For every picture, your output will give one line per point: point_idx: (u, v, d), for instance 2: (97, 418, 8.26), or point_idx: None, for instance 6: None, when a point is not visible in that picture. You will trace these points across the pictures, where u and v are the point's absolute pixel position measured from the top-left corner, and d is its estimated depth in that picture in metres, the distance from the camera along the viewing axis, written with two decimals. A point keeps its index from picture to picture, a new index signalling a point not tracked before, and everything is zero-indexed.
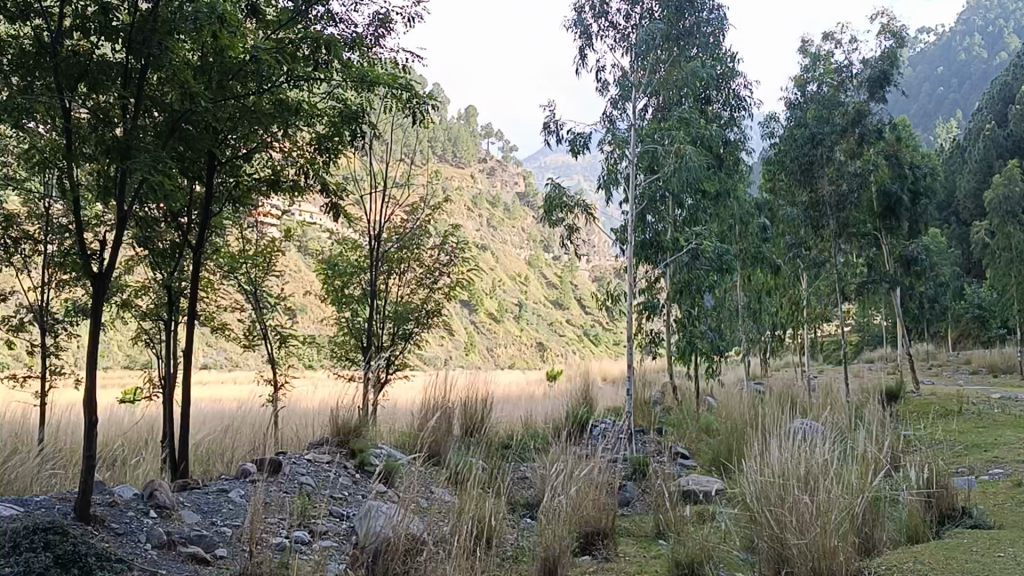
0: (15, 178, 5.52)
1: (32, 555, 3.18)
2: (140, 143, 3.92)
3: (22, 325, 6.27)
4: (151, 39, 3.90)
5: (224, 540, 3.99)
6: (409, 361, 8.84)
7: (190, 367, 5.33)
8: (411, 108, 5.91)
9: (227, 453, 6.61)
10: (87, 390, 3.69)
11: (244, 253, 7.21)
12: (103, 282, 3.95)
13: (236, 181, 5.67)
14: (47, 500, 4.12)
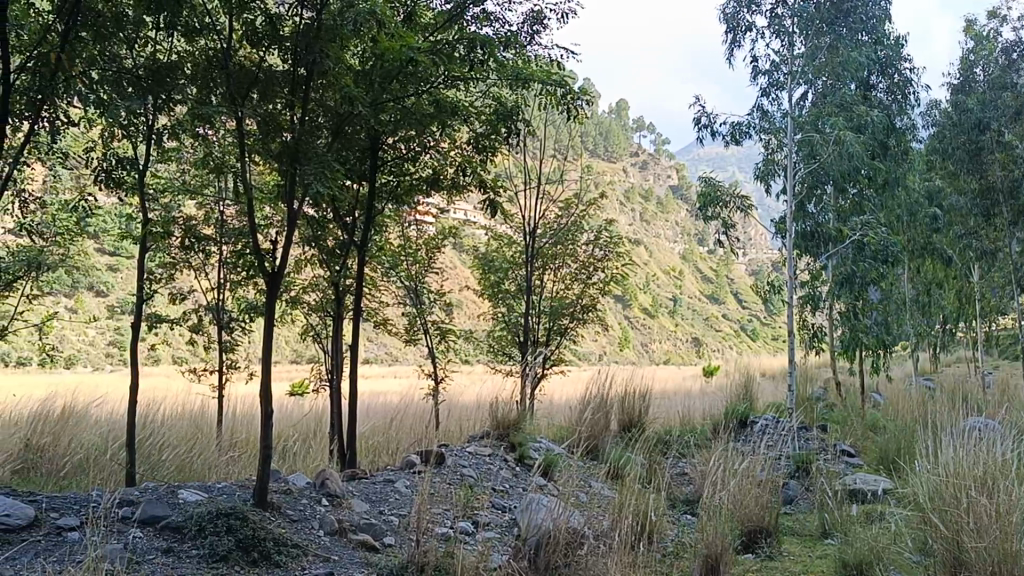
0: (192, 183, 5.81)
1: (217, 539, 3.41)
2: (308, 147, 4.07)
3: (200, 322, 6.61)
4: (314, 45, 4.03)
5: (392, 529, 4.11)
6: (565, 356, 8.88)
7: (356, 362, 5.50)
8: (566, 103, 5.93)
9: (391, 445, 6.80)
10: (263, 384, 3.86)
11: (404, 250, 7.40)
12: (276, 282, 4.13)
13: (398, 180, 5.83)
14: (227, 487, 4.33)
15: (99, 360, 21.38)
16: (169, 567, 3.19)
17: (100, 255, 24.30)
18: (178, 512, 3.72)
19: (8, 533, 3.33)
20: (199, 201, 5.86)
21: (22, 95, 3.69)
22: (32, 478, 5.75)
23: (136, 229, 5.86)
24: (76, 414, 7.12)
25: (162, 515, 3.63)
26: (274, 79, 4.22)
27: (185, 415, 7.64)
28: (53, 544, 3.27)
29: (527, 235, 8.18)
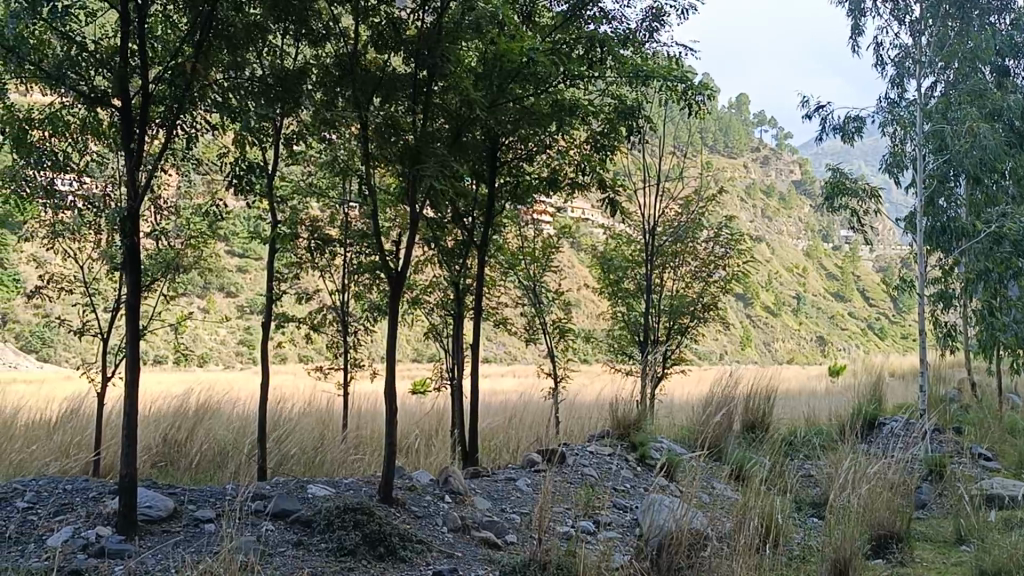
0: (317, 186, 5.95)
1: (344, 533, 3.49)
2: (430, 150, 4.14)
3: (325, 322, 6.77)
4: (436, 49, 4.10)
5: (513, 527, 4.13)
6: (686, 355, 8.78)
7: (477, 361, 5.55)
8: (686, 100, 5.86)
9: (512, 444, 6.85)
10: (387, 383, 3.94)
11: (522, 250, 7.43)
12: (399, 282, 4.21)
13: (517, 180, 5.87)
14: (354, 483, 4.44)
15: (231, 358, 22.16)
16: (300, 559, 3.30)
17: (230, 258, 25.20)
18: (307, 506, 3.83)
19: (150, 524, 3.49)
20: (323, 204, 6.02)
21: (160, 105, 3.85)
22: (170, 472, 6.03)
23: (264, 232, 6.05)
24: (210, 410, 7.42)
25: (292, 510, 3.74)
26: (397, 82, 4.29)
27: (312, 412, 7.84)
28: (192, 535, 3.41)
29: (646, 234, 8.11)
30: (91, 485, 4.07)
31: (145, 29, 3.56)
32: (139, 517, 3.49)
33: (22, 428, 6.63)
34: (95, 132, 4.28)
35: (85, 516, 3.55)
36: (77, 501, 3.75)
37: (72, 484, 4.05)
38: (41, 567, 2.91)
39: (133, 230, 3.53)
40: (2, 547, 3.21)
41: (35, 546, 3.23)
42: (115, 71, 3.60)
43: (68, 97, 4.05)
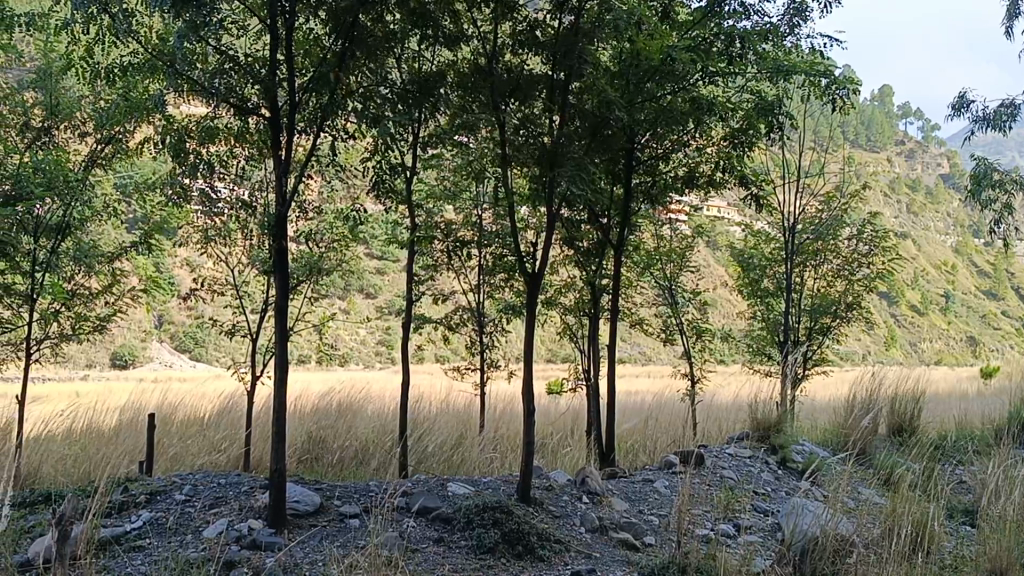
0: (453, 188, 6.04)
1: (484, 531, 3.54)
2: (566, 151, 4.15)
3: (462, 323, 6.86)
4: (573, 51, 4.11)
5: (652, 529, 4.10)
6: (828, 357, 8.53)
7: (614, 361, 5.53)
8: (828, 94, 5.69)
9: (649, 445, 6.82)
10: (525, 382, 3.97)
11: (658, 250, 7.38)
12: (536, 283, 4.24)
13: (653, 180, 5.82)
14: (493, 482, 4.50)
15: (370, 358, 22.75)
16: (441, 555, 3.37)
17: (369, 261, 25.89)
18: (448, 504, 3.90)
19: (299, 518, 3.61)
20: (460, 207, 6.11)
21: (305, 113, 3.99)
22: (315, 468, 6.24)
23: (403, 235, 6.18)
24: (353, 409, 7.65)
25: (432, 507, 3.82)
26: (534, 83, 4.31)
27: (450, 412, 7.97)
28: (337, 530, 3.51)
29: (786, 231, 7.91)
30: (243, 479, 4.25)
31: (290, 40, 3.69)
32: (288, 511, 3.63)
33: (179, 424, 6.98)
34: (246, 141, 4.47)
35: (237, 509, 3.70)
36: (230, 495, 3.92)
37: (227, 477, 4.24)
38: (199, 556, 3.06)
39: (282, 234, 3.67)
40: (162, 537, 3.38)
41: (193, 537, 3.39)
42: (263, 84, 3.75)
43: (221, 108, 4.24)
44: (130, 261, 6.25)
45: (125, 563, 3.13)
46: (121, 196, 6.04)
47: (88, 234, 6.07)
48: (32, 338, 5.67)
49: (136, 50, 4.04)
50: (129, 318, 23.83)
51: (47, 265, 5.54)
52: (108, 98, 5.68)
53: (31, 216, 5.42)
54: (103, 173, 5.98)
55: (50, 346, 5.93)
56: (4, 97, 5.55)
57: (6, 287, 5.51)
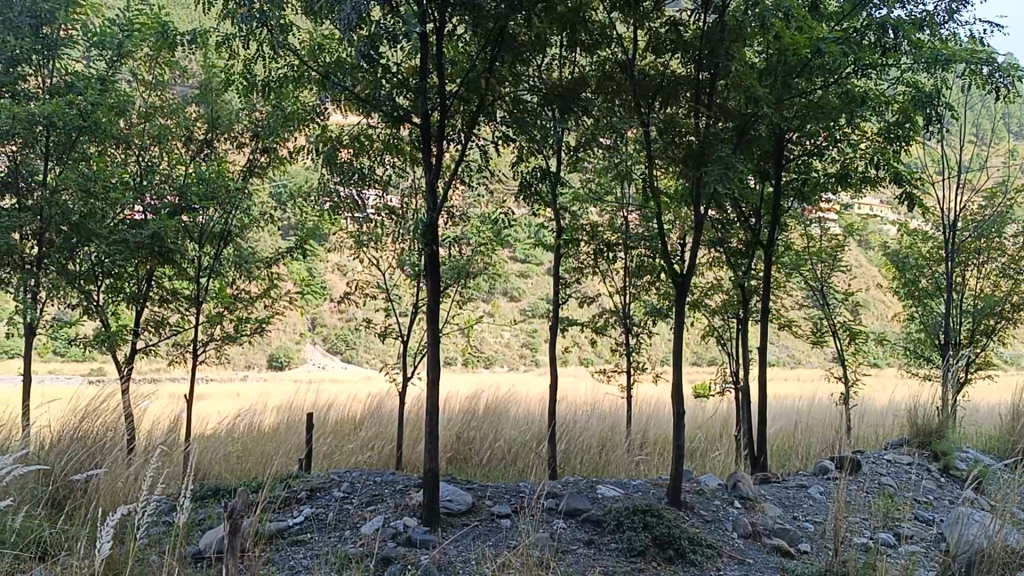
0: (598, 190, 6.03)
1: (634, 534, 3.52)
2: (714, 150, 4.09)
3: (608, 325, 6.84)
4: (720, 49, 4.05)
5: (807, 535, 3.99)
6: (993, 360, 8.12)
7: (766, 364, 5.41)
8: (991, 84, 5.40)
9: (802, 451, 6.66)
10: (674, 385, 3.93)
11: (808, 250, 7.18)
12: (684, 284, 4.20)
13: (805, 178, 5.68)
14: (643, 485, 4.48)
15: (515, 361, 22.98)
16: (592, 557, 3.37)
17: (514, 264, 26.16)
18: (597, 506, 3.91)
19: (451, 517, 3.68)
20: (604, 210, 6.09)
21: (454, 119, 4.06)
22: (465, 469, 6.35)
23: (549, 239, 6.20)
24: (501, 411, 7.75)
25: (582, 509, 3.83)
26: (680, 83, 4.28)
27: (597, 415, 7.97)
28: (489, 529, 3.56)
29: (944, 229, 7.58)
30: (398, 477, 4.37)
31: (439, 47, 3.76)
32: (440, 510, 3.70)
33: (335, 424, 7.22)
34: (398, 148, 4.59)
35: (393, 507, 3.79)
36: (386, 493, 4.03)
37: (382, 476, 4.36)
38: (357, 552, 3.15)
39: (433, 238, 3.74)
40: (323, 533, 3.50)
41: (352, 533, 3.50)
42: (414, 93, 3.84)
43: (373, 117, 4.36)
44: (286, 267, 6.50)
45: (289, 556, 3.25)
46: (277, 204, 6.28)
47: (249, 241, 6.34)
48: (198, 341, 5.97)
49: (294, 63, 4.21)
50: (285, 321, 24.76)
51: (211, 270, 5.82)
52: (265, 110, 5.92)
53: (196, 224, 5.72)
54: (261, 183, 6.24)
55: (215, 348, 6.21)
56: (171, 113, 5.86)
57: (175, 292, 5.82)
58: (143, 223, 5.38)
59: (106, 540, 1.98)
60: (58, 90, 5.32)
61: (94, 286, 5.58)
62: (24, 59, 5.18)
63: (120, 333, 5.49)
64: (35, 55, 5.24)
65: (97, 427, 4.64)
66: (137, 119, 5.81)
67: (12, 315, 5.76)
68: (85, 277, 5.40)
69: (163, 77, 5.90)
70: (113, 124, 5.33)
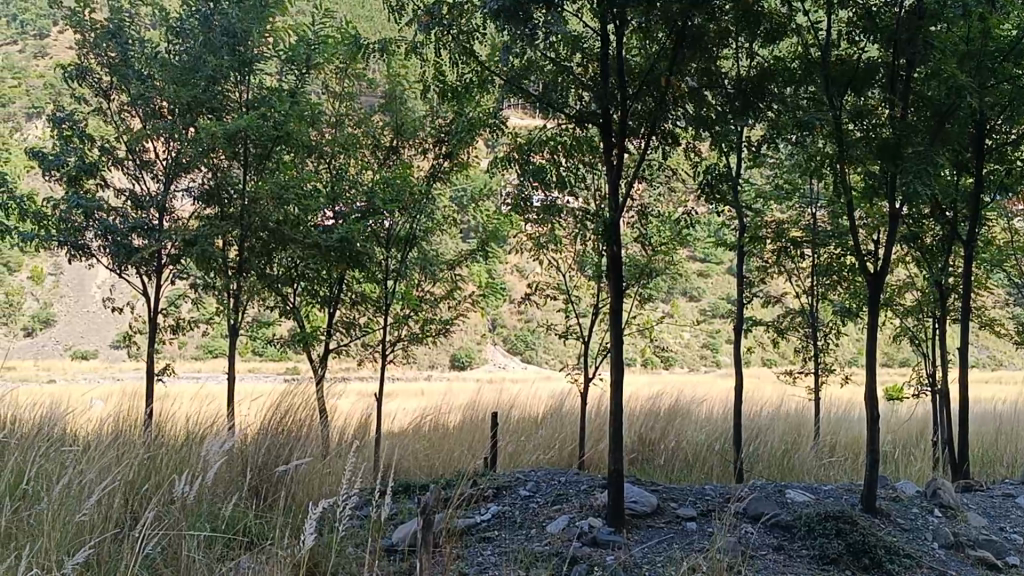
0: (782, 187, 5.87)
1: (827, 541, 3.42)
2: (908, 142, 3.91)
3: (793, 326, 6.64)
4: (916, 36, 3.87)
5: (1016, 548, 3.75)
6: None
7: (966, 366, 5.13)
8: None
9: (1007, 459, 6.27)
10: (867, 387, 3.77)
11: (1011, 244, 6.75)
12: (878, 281, 4.03)
13: (1008, 168, 5.35)
14: (834, 490, 4.33)
15: (695, 362, 22.69)
16: (782, 564, 3.28)
17: (694, 264, 25.81)
18: (786, 511, 3.81)
19: (637, 518, 3.66)
20: (789, 206, 5.91)
21: (636, 117, 4.04)
22: (647, 470, 6.32)
23: (730, 237, 6.07)
24: (683, 413, 7.67)
25: (770, 514, 3.73)
26: (871, 73, 4.10)
27: (783, 418, 7.75)
28: (675, 532, 3.53)
29: None
30: (583, 477, 4.38)
31: (619, 47, 3.76)
32: (625, 511, 3.69)
33: (517, 423, 7.33)
34: (579, 149, 4.60)
35: (578, 506, 3.81)
36: (571, 493, 4.06)
37: (566, 475, 4.39)
38: (544, 550, 3.19)
39: (615, 239, 3.74)
40: (510, 531, 3.56)
41: (539, 531, 3.55)
42: (594, 93, 3.85)
43: (555, 118, 4.38)
44: (468, 270, 6.62)
45: (478, 552, 3.33)
46: (459, 208, 6.41)
47: (433, 245, 6.50)
48: (386, 341, 6.17)
49: (476, 68, 4.28)
50: (466, 322, 25.33)
51: (398, 274, 6.01)
52: (447, 116, 6.03)
53: (384, 229, 5.90)
54: (444, 187, 6.37)
55: (402, 349, 6.41)
56: (358, 122, 6.08)
57: (364, 295, 6.04)
58: (333, 228, 5.61)
59: (313, 533, 2.08)
60: (255, 104, 5.62)
61: (291, 289, 5.87)
62: (222, 77, 5.47)
63: (315, 334, 5.75)
64: (232, 72, 5.53)
65: (293, 422, 4.88)
66: (327, 129, 6.06)
67: (216, 317, 6.12)
68: (282, 281, 5.69)
69: (351, 87, 6.11)
70: (305, 135, 5.58)
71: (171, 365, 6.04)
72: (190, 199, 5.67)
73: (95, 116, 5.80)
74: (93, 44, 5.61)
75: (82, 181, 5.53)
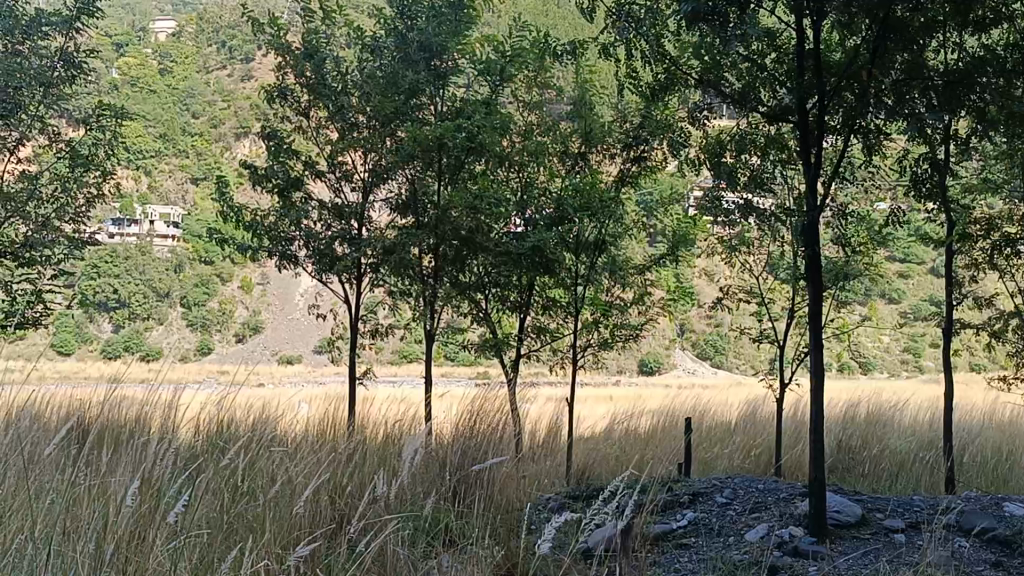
0: (994, 182, 5.52)
1: None
2: None
3: (1008, 329, 6.23)
4: None
5: None
6: None
7: None
8: None
9: None
10: None
11: None
12: None
13: None
14: None
15: (897, 368, 21.70)
16: None
17: (894, 265, 24.69)
18: (1005, 525, 3.58)
19: (841, 529, 3.54)
20: (1000, 202, 5.56)
21: (833, 114, 3.91)
22: (847, 479, 6.09)
23: (935, 236, 5.77)
24: (885, 420, 7.34)
25: (987, 528, 3.52)
26: None
27: (998, 427, 7.29)
28: (883, 544, 3.38)
29: None
30: (782, 485, 4.26)
31: (817, 42, 3.64)
32: (828, 521, 3.58)
33: (709, 428, 7.19)
34: (773, 149, 4.47)
35: (778, 515, 3.73)
36: (771, 501, 3.96)
37: (764, 483, 4.27)
38: (744, 559, 3.12)
39: (814, 240, 3.61)
40: (708, 538, 3.51)
41: (736, 540, 3.48)
42: (793, 89, 3.74)
43: (746, 117, 4.29)
44: (657, 274, 6.54)
45: (675, 559, 3.29)
46: (648, 212, 6.36)
47: (622, 250, 6.46)
48: (577, 347, 6.17)
49: (666, 69, 4.24)
50: (655, 329, 25.19)
51: (587, 279, 6.02)
52: (635, 119, 6.00)
53: (574, 234, 5.92)
54: (632, 192, 6.33)
55: (592, 354, 6.42)
56: (547, 129, 6.11)
57: (555, 301, 6.09)
58: (524, 235, 5.68)
59: (533, 536, 2.12)
60: (447, 116, 5.76)
61: (483, 296, 5.99)
62: (419, 90, 5.72)
63: (507, 340, 5.84)
64: (429, 85, 5.77)
65: (487, 424, 4.98)
66: (516, 137, 6.14)
67: (413, 323, 6.32)
68: (475, 288, 5.82)
69: (540, 96, 6.18)
70: (496, 144, 5.65)
71: (371, 369, 6.27)
72: (386, 209, 5.89)
73: (298, 133, 6.12)
74: (295, 65, 5.90)
75: (288, 194, 5.84)
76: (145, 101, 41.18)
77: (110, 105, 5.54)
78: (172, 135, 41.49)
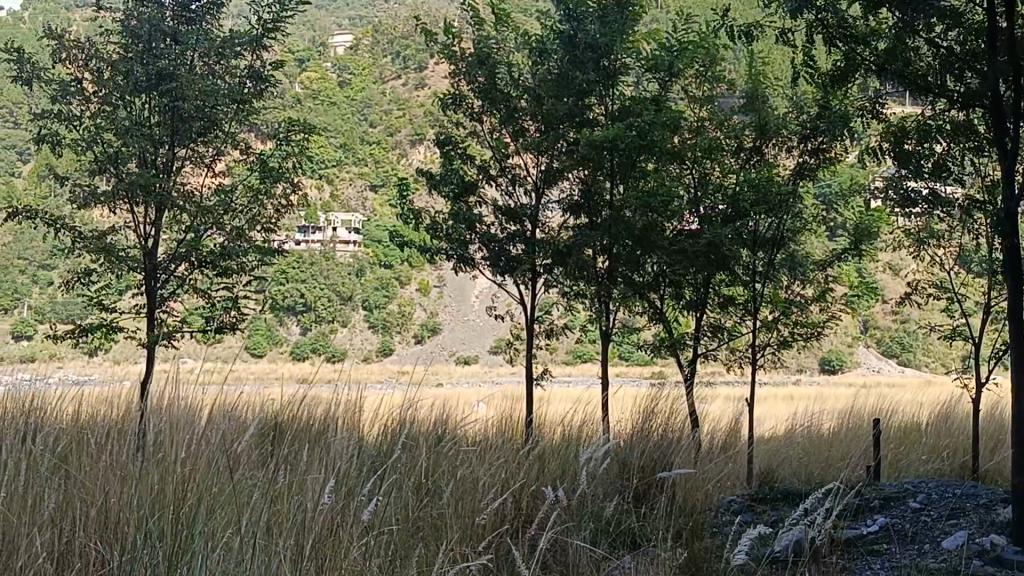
0: None
1: None
2: None
3: None
4: None
5: None
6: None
7: None
8: None
9: None
10: None
11: None
12: None
13: None
14: None
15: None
16: None
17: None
18: None
19: None
20: None
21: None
22: None
23: None
24: None
25: None
26: None
27: None
28: None
29: None
30: (981, 491, 4.04)
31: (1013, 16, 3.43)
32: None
33: (898, 430, 6.88)
34: (964, 137, 4.24)
35: (978, 522, 3.54)
36: (969, 506, 3.76)
37: (961, 488, 4.06)
38: (942, 568, 2.97)
39: (1012, 231, 3.40)
40: (901, 545, 3.37)
41: (932, 547, 3.33)
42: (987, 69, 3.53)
43: (932, 103, 4.10)
44: (838, 270, 6.32)
45: (866, 566, 3.17)
46: (827, 206, 6.16)
47: (801, 245, 6.28)
48: (755, 346, 6.04)
49: (844, 56, 4.10)
50: (837, 326, 24.40)
51: (765, 276, 5.88)
52: (812, 111, 5.84)
53: (750, 231, 5.80)
54: (809, 186, 6.14)
55: (771, 353, 6.26)
56: (720, 124, 6.00)
57: (731, 299, 5.98)
58: (698, 233, 5.61)
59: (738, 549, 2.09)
60: (618, 116, 5.75)
61: (658, 295, 5.94)
62: (588, 91, 5.74)
63: (682, 340, 5.77)
64: (599, 85, 5.78)
65: (665, 424, 4.95)
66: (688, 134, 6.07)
67: (587, 324, 6.33)
68: (649, 287, 5.78)
69: (711, 91, 6.08)
70: (668, 142, 5.60)
71: (547, 370, 6.32)
72: (559, 210, 5.94)
73: (471, 138, 6.25)
74: (467, 72, 6.03)
75: (464, 199, 5.95)
76: (326, 113, 42.98)
77: (295, 118, 5.81)
78: (351, 145, 43.11)
